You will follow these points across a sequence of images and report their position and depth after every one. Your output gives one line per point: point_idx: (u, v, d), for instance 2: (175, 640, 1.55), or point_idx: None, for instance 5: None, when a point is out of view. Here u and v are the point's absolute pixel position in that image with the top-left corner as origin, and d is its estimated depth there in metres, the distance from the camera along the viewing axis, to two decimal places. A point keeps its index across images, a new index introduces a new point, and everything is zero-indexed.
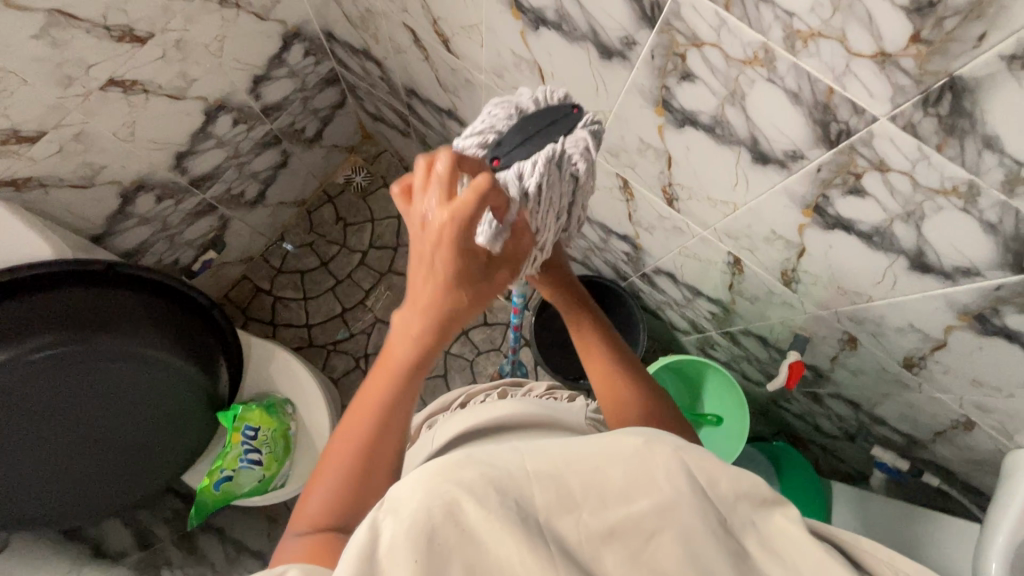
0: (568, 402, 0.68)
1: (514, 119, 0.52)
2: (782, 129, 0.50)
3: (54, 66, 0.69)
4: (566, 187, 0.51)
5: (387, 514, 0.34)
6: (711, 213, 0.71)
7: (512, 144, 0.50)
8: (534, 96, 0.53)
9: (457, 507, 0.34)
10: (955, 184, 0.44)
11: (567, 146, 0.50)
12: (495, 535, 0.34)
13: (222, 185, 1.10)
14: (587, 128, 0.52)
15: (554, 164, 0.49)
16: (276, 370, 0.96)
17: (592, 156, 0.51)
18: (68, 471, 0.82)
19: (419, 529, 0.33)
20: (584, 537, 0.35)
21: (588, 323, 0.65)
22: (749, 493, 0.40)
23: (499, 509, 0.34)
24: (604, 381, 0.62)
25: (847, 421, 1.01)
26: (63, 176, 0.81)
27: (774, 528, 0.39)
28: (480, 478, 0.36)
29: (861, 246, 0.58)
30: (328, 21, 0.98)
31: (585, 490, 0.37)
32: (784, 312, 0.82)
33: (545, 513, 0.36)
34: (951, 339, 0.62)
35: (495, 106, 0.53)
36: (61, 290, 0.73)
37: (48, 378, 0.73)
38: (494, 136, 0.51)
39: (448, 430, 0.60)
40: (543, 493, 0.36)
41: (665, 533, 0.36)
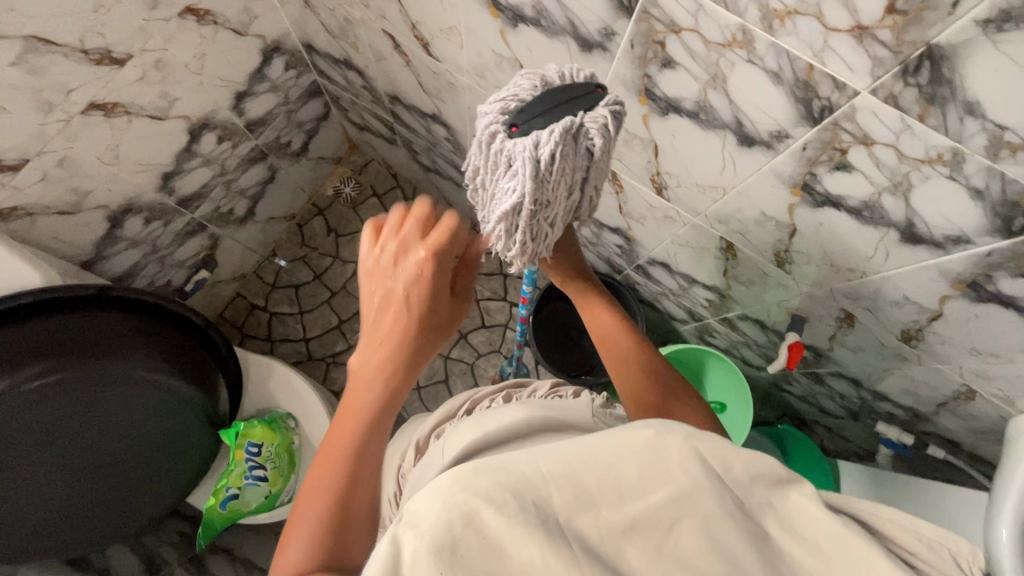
0: (573, 399, 0.65)
1: (539, 90, 0.51)
2: (766, 110, 0.51)
3: (34, 93, 0.68)
4: (580, 162, 0.50)
5: (406, 529, 0.34)
6: (700, 200, 0.71)
7: (535, 111, 0.50)
8: (563, 74, 0.53)
9: (475, 515, 0.34)
10: (939, 152, 0.44)
11: (585, 121, 0.49)
12: (516, 541, 0.33)
13: (211, 204, 1.10)
14: (608, 108, 0.50)
15: (571, 135, 0.48)
16: (276, 385, 0.96)
17: (610, 135, 0.50)
18: (66, 502, 0.80)
19: (441, 540, 0.33)
20: (605, 533, 0.35)
21: (605, 313, 0.66)
22: (764, 473, 0.40)
23: (517, 515, 0.34)
24: (621, 366, 0.62)
25: (849, 399, 1.01)
26: (49, 204, 0.80)
27: (792, 506, 0.39)
28: (495, 486, 0.35)
29: (851, 223, 0.58)
30: (307, 33, 0.98)
31: (602, 487, 0.36)
32: (780, 294, 0.82)
33: (564, 513, 0.35)
34: (946, 309, 0.62)
35: (522, 76, 0.53)
36: (49, 318, 0.71)
37: (45, 408, 0.71)
38: (517, 103, 0.51)
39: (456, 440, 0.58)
40: (561, 494, 0.36)
41: (684, 523, 0.36)
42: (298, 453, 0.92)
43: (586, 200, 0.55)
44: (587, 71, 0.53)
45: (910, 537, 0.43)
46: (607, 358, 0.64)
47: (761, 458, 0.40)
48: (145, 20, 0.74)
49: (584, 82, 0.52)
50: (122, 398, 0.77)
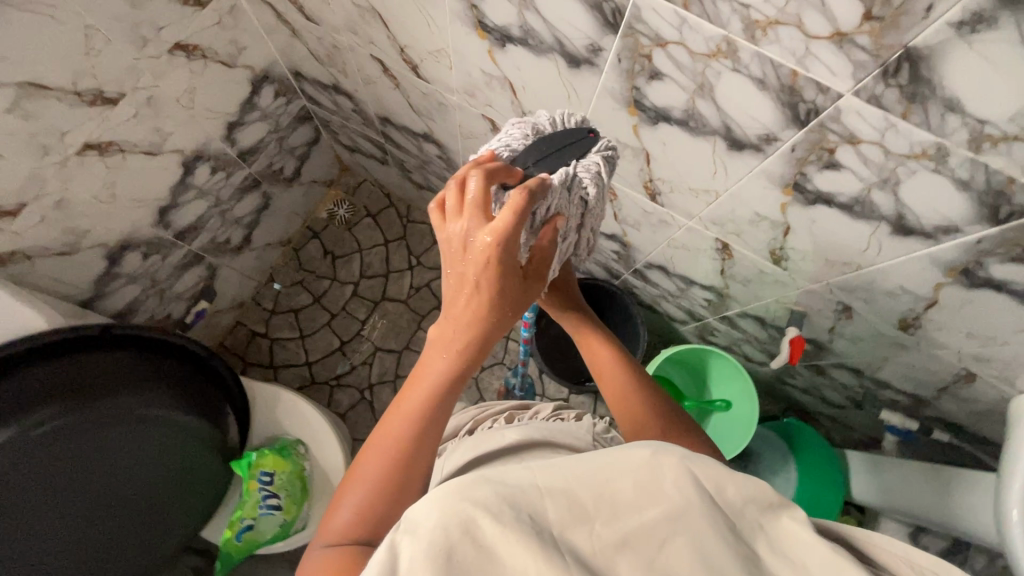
0: (575, 421, 0.70)
1: (530, 139, 0.59)
2: (753, 115, 0.52)
3: (29, 137, 0.69)
4: (575, 208, 0.58)
5: (403, 535, 0.35)
6: (694, 203, 0.72)
7: (527, 160, 0.57)
8: (555, 120, 0.61)
9: (471, 521, 0.35)
10: (923, 147, 0.46)
11: (579, 170, 0.57)
12: (512, 549, 0.35)
13: (207, 234, 1.10)
14: (600, 153, 0.59)
15: (566, 185, 0.56)
16: (282, 412, 0.95)
17: (601, 180, 0.58)
18: (71, 548, 0.77)
19: (437, 546, 0.34)
20: (599, 547, 0.37)
21: (602, 347, 0.69)
22: (755, 497, 0.41)
23: (513, 524, 0.36)
24: (617, 399, 0.65)
25: (852, 388, 1.02)
26: (47, 245, 0.80)
27: (783, 531, 0.40)
28: (493, 495, 0.37)
29: (843, 218, 0.59)
30: (294, 61, 1.00)
31: (597, 503, 0.38)
32: (777, 291, 0.84)
33: (559, 525, 0.37)
34: (941, 296, 0.63)
35: (513, 126, 0.60)
36: (56, 360, 0.70)
37: (55, 451, 0.70)
38: (510, 153, 0.58)
39: (456, 459, 0.65)
40: (555, 507, 0.38)
41: (676, 538, 0.37)
42: (311, 480, 0.92)
43: (582, 240, 0.64)
44: (578, 117, 0.61)
45: (898, 559, 0.43)
46: (605, 390, 0.67)
47: (752, 482, 0.42)
48: (135, 59, 0.75)
49: (576, 128, 0.60)
50: (131, 436, 0.76)
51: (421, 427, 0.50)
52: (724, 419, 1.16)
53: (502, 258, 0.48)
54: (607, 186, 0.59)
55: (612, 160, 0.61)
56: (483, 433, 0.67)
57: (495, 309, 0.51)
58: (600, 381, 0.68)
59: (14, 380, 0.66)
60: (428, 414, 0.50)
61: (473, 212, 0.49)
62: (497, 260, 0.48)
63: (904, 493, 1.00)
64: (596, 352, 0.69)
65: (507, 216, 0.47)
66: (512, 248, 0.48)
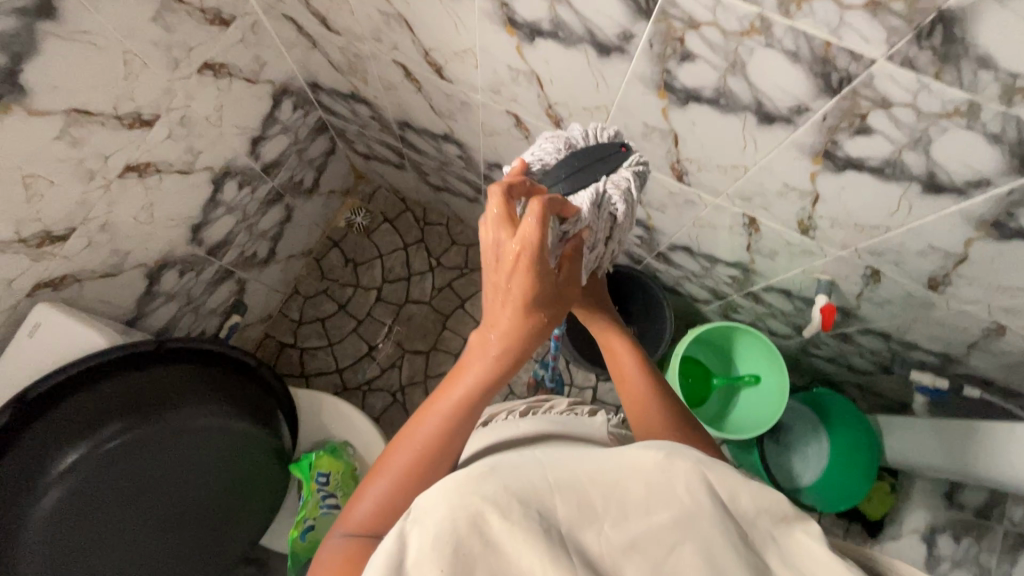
0: (589, 416, 0.73)
1: (561, 152, 0.63)
2: (785, 88, 0.54)
3: (76, 163, 0.71)
4: (606, 224, 0.61)
5: (413, 524, 0.41)
6: (721, 180, 0.75)
7: (558, 174, 0.60)
8: (588, 134, 0.64)
9: (481, 516, 0.40)
10: (956, 105, 0.48)
11: (608, 187, 0.60)
12: (518, 543, 0.39)
13: (236, 249, 1.13)
14: (631, 168, 0.62)
15: (597, 205, 0.59)
16: (328, 417, 0.98)
17: (629, 197, 0.61)
18: (154, 556, 0.81)
19: (445, 536, 0.39)
20: (606, 549, 0.41)
21: (624, 352, 0.73)
22: (769, 508, 0.46)
23: (520, 519, 0.40)
24: (638, 406, 0.69)
25: (879, 353, 1.05)
26: (94, 268, 0.82)
27: (796, 544, 0.45)
28: (505, 492, 0.42)
29: (873, 182, 0.62)
30: (312, 73, 1.02)
31: (605, 504, 0.43)
32: (804, 261, 0.86)
33: (568, 524, 0.42)
34: (971, 251, 0.65)
35: (546, 139, 0.65)
36: (123, 374, 0.73)
37: (123, 467, 0.72)
38: (542, 166, 0.63)
39: (471, 446, 0.65)
40: (564, 506, 0.42)
41: (683, 546, 0.41)
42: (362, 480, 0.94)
43: (610, 252, 0.67)
44: (610, 131, 0.64)
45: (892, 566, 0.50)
46: (625, 396, 0.71)
47: (769, 495, 0.47)
48: (168, 81, 0.77)
49: (609, 142, 0.63)
50: (193, 446, 0.77)
51: (449, 429, 0.54)
52: (757, 393, 1.19)
53: (532, 264, 0.52)
54: (636, 202, 0.62)
55: (642, 174, 0.63)
56: (496, 423, 0.68)
57: (530, 317, 0.55)
58: (621, 386, 0.72)
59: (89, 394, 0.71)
60: (456, 420, 0.55)
61: (503, 224, 0.53)
62: (528, 266, 0.52)
63: (924, 455, 1.06)
64: (618, 356, 0.73)
65: (534, 227, 0.50)
66: (541, 254, 0.51)
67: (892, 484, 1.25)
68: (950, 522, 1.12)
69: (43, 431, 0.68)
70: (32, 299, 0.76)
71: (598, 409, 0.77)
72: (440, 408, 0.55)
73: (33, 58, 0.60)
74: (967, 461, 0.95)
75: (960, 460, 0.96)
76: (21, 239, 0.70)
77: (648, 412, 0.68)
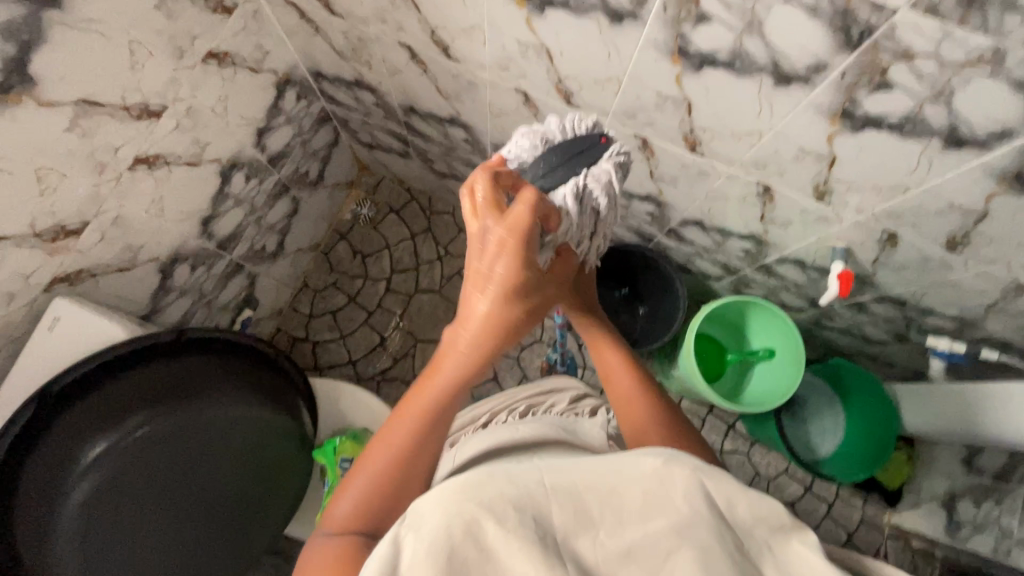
0: (590, 417, 0.78)
1: (539, 147, 0.62)
2: (804, 46, 0.54)
3: (87, 156, 0.70)
4: (590, 219, 0.61)
5: (407, 530, 0.41)
6: (736, 148, 0.74)
7: (536, 171, 0.60)
8: (565, 127, 0.63)
9: (477, 523, 0.41)
10: (980, 53, 0.47)
11: (588, 180, 0.60)
12: (511, 550, 0.40)
13: (246, 243, 1.12)
14: (612, 158, 0.62)
15: (579, 199, 0.58)
16: (347, 406, 0.98)
17: (610, 189, 0.60)
18: (184, 547, 0.81)
19: (439, 543, 0.39)
20: (601, 557, 0.42)
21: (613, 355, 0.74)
22: (766, 518, 0.46)
23: (516, 527, 0.41)
24: (627, 406, 0.68)
25: (894, 321, 1.04)
26: (108, 263, 0.82)
27: (791, 552, 0.46)
28: (500, 499, 0.42)
29: (892, 141, 0.61)
30: (314, 61, 1.01)
31: (602, 512, 0.44)
32: (819, 229, 0.85)
33: (563, 532, 0.42)
34: (991, 208, 0.65)
35: (522, 136, 0.64)
36: (150, 365, 0.75)
37: (151, 456, 0.73)
38: (520, 164, 0.63)
39: (472, 448, 0.68)
40: (561, 513, 0.43)
41: (681, 551, 0.42)
42: None
43: (595, 247, 0.67)
44: (589, 122, 0.64)
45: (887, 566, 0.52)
46: (614, 397, 0.71)
47: (765, 503, 0.47)
48: (173, 70, 0.76)
49: (588, 134, 0.63)
50: (218, 434, 0.78)
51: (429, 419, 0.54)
52: (772, 365, 1.19)
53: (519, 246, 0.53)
54: (619, 193, 0.62)
55: (624, 164, 0.63)
56: (497, 426, 0.71)
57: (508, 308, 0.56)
58: (610, 389, 0.72)
59: (117, 384, 0.72)
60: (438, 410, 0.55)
61: (489, 211, 0.55)
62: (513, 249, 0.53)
63: (931, 422, 1.09)
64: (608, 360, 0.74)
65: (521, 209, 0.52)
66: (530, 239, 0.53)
67: (909, 454, 1.25)
68: (969, 486, 1.11)
69: (76, 420, 0.70)
70: (49, 294, 0.76)
71: (599, 409, 0.81)
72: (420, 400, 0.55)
73: (40, 47, 0.59)
74: (971, 419, 1.00)
75: (967, 419, 1.00)
76: (35, 233, 0.69)
77: (637, 410, 0.68)
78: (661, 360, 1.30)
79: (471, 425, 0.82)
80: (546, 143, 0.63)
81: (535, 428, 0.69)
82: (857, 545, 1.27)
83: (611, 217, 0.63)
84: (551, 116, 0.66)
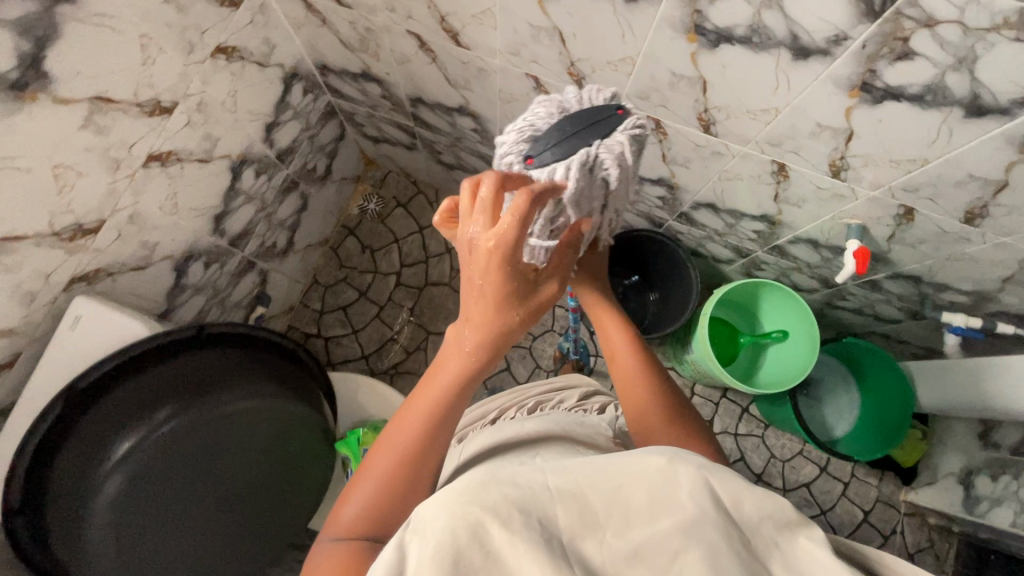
0: (598, 413, 0.79)
1: (553, 116, 0.62)
2: (823, 17, 0.54)
3: (103, 152, 0.70)
4: (598, 189, 0.60)
5: (413, 535, 0.40)
6: (751, 127, 0.74)
7: (549, 140, 0.60)
8: (583, 98, 0.64)
9: (482, 526, 0.39)
10: (1005, 16, 0.47)
11: (601, 151, 0.59)
12: (518, 553, 0.39)
13: (257, 239, 1.12)
14: (627, 130, 0.60)
15: (586, 169, 0.58)
16: (364, 397, 1.00)
17: (623, 161, 0.59)
18: (212, 541, 0.82)
19: (444, 550, 0.38)
20: (609, 557, 0.41)
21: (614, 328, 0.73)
22: (773, 514, 0.45)
23: (522, 530, 0.39)
24: (625, 382, 0.69)
25: (908, 298, 1.04)
26: (124, 261, 0.82)
27: (798, 550, 0.44)
28: (504, 501, 0.40)
29: (912, 112, 0.61)
30: (321, 55, 1.00)
31: (608, 512, 0.42)
32: (834, 207, 0.85)
33: (568, 532, 0.41)
34: (1012, 177, 0.64)
35: (539, 104, 0.64)
36: (166, 363, 0.75)
37: (176, 453, 0.74)
38: (532, 132, 0.62)
39: (476, 444, 0.69)
40: (566, 514, 0.42)
41: (689, 552, 0.41)
42: None
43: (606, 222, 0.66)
44: (607, 94, 0.63)
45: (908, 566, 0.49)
46: (613, 370, 0.71)
47: (772, 500, 0.46)
48: (184, 66, 0.76)
49: (605, 105, 0.62)
50: (238, 431, 0.79)
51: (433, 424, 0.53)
52: (785, 346, 1.20)
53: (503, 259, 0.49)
54: (632, 167, 0.61)
55: (639, 136, 0.62)
56: (503, 422, 0.71)
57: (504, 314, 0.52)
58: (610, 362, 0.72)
59: (135, 383, 0.72)
60: (441, 409, 0.53)
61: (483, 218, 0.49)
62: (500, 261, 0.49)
63: (945, 397, 1.10)
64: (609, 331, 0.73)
65: (510, 223, 0.47)
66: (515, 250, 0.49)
67: (925, 431, 1.25)
68: (986, 462, 1.10)
69: (99, 418, 0.70)
70: (69, 294, 0.76)
71: (608, 405, 0.81)
72: (423, 403, 0.54)
73: (56, 42, 0.59)
74: (982, 393, 1.01)
75: (978, 392, 1.02)
76: (54, 232, 0.69)
77: (636, 388, 0.68)
78: (674, 344, 1.31)
79: (480, 419, 0.82)
80: (562, 112, 0.63)
81: (540, 424, 0.69)
82: (873, 524, 1.27)
83: (621, 196, 0.63)
84: (572, 86, 0.66)
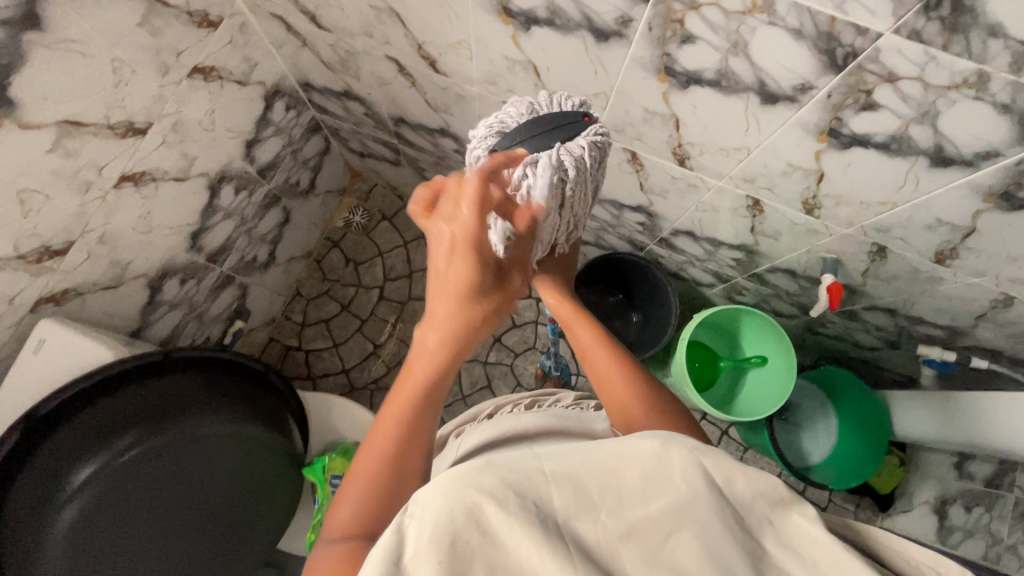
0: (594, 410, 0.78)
1: (525, 116, 0.62)
2: (789, 67, 0.54)
3: (73, 175, 0.70)
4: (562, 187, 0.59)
5: (411, 518, 0.38)
6: (724, 163, 0.74)
7: (515, 138, 0.60)
8: (553, 101, 0.63)
9: (478, 508, 0.38)
10: (965, 76, 0.47)
11: (563, 152, 0.59)
12: (514, 534, 0.38)
13: (236, 255, 1.12)
14: (589, 138, 0.60)
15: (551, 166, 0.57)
16: (337, 418, 1.01)
17: (581, 163, 0.59)
18: (177, 563, 0.83)
19: (441, 530, 0.37)
20: (604, 536, 0.39)
21: (583, 331, 0.73)
22: (765, 491, 0.45)
23: (518, 510, 0.38)
24: (603, 380, 0.68)
25: (885, 329, 1.04)
26: (95, 280, 0.82)
27: (792, 526, 0.44)
28: (499, 482, 0.40)
29: (879, 158, 0.61)
30: (303, 73, 1.00)
31: (602, 493, 0.41)
32: (810, 241, 0.85)
33: (564, 514, 0.40)
34: (980, 223, 0.65)
35: (512, 104, 0.63)
36: (131, 387, 0.75)
37: (143, 475, 0.74)
38: (503, 128, 0.62)
39: (471, 440, 0.69)
40: (562, 497, 0.40)
41: (683, 531, 0.40)
42: None
43: (570, 223, 0.66)
44: (575, 100, 0.63)
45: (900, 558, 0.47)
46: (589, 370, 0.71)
47: (763, 478, 0.45)
48: (159, 86, 0.75)
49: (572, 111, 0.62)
50: (207, 453, 0.79)
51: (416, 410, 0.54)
52: (762, 373, 1.20)
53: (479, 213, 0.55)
54: (591, 172, 0.61)
55: (601, 145, 0.62)
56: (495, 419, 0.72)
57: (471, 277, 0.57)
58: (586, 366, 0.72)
59: (98, 410, 0.72)
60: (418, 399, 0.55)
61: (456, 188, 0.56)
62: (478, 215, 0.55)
63: (916, 431, 1.12)
64: (579, 337, 0.73)
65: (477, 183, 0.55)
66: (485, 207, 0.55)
67: (902, 458, 1.24)
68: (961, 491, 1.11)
69: (57, 448, 0.69)
70: (35, 314, 0.76)
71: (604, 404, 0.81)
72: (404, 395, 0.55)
73: (21, 69, 0.59)
74: (951, 429, 1.02)
75: (946, 429, 1.03)
76: (20, 255, 0.69)
77: (615, 381, 0.67)
78: (654, 368, 1.30)
79: (474, 416, 0.81)
80: (533, 113, 0.62)
81: (533, 421, 0.69)
82: None
83: (581, 201, 0.63)
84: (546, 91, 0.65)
